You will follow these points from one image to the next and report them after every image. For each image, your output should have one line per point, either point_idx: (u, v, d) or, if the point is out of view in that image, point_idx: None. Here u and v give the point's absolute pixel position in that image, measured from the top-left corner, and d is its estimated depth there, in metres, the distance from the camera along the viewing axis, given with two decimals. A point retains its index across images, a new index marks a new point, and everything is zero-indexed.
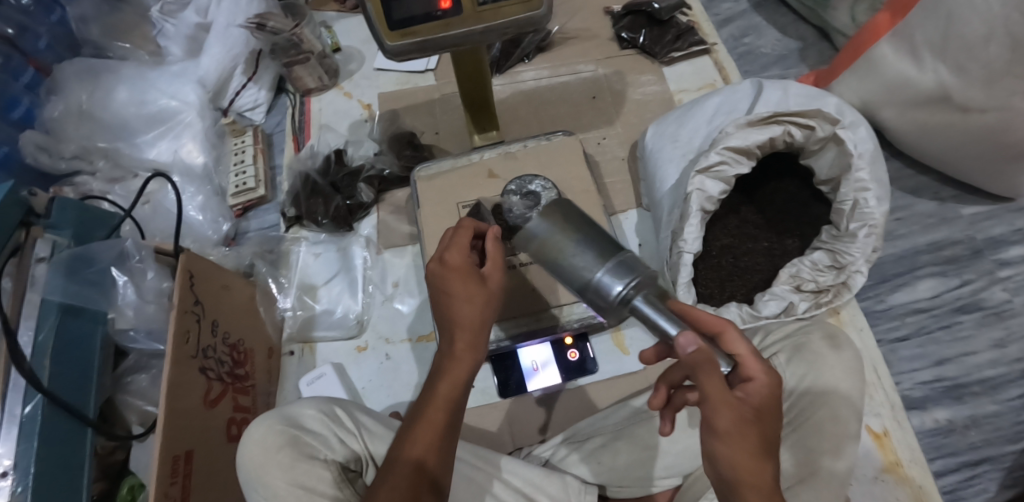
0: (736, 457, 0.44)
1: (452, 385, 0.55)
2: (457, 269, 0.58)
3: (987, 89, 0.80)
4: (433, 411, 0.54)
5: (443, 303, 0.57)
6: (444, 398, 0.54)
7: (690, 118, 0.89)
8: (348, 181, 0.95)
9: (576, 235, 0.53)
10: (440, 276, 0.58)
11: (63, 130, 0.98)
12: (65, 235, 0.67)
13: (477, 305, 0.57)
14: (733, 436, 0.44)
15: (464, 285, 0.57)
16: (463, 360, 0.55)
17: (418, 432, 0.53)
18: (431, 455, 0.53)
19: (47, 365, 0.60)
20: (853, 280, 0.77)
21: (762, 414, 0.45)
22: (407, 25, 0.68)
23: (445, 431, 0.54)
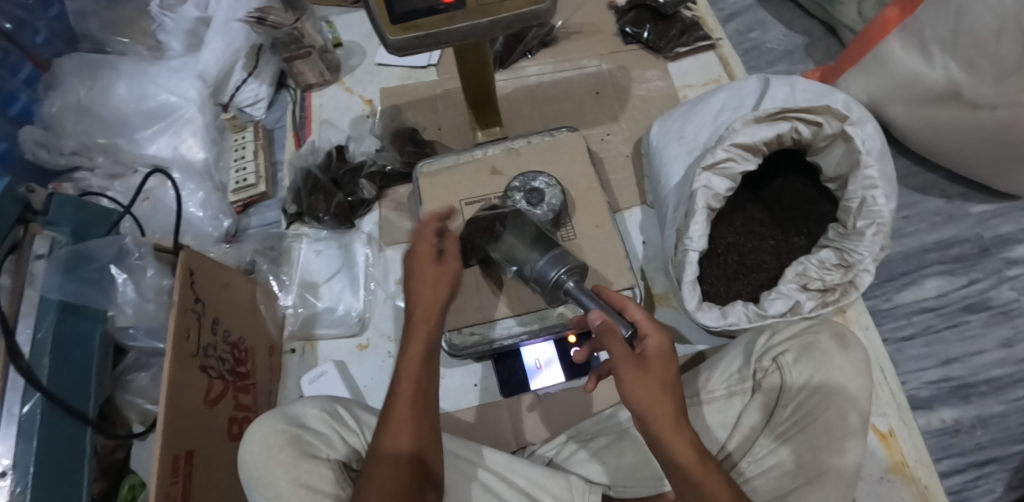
0: (642, 398, 0.50)
1: (414, 360, 0.56)
2: (420, 253, 0.61)
3: (997, 85, 0.79)
4: (401, 390, 0.55)
5: (407, 287, 0.60)
6: (410, 375, 0.55)
7: (697, 114, 0.88)
8: (350, 177, 0.93)
9: (528, 235, 0.66)
10: (407, 263, 0.61)
11: (61, 125, 0.96)
12: (63, 232, 0.66)
13: (431, 289, 0.59)
14: (634, 381, 0.50)
15: (423, 264, 0.60)
16: (420, 334, 0.57)
17: (394, 417, 0.54)
18: (413, 437, 0.54)
19: (46, 363, 0.59)
20: (861, 279, 0.76)
21: (665, 364, 0.51)
22: (410, 19, 0.67)
23: (419, 408, 0.55)
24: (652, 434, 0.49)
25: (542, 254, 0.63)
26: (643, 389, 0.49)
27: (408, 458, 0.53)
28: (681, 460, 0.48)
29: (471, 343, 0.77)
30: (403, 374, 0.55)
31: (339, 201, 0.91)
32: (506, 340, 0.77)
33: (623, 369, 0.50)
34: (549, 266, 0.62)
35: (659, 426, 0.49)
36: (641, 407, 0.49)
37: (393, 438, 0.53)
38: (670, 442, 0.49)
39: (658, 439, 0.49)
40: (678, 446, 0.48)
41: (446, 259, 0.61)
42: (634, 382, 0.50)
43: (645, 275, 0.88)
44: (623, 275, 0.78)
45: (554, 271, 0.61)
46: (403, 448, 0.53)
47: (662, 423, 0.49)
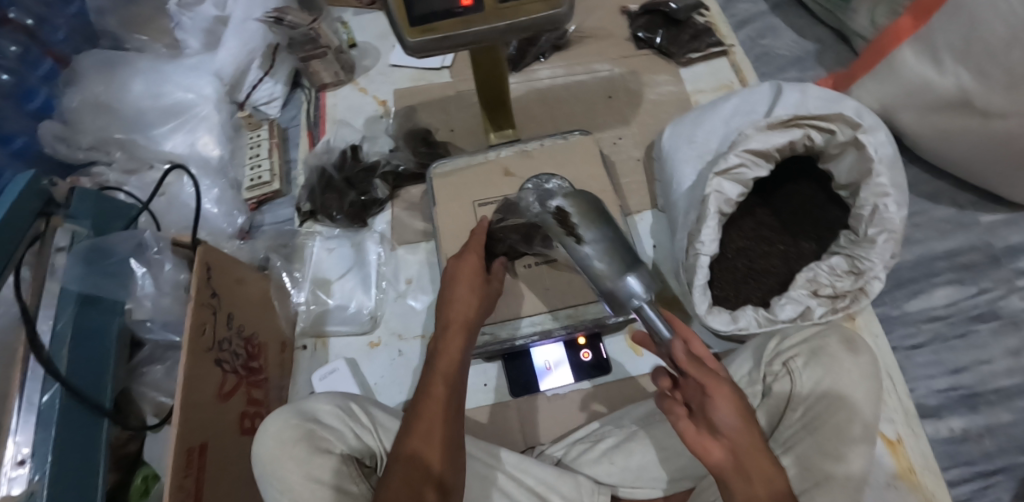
0: (734, 420, 0.50)
1: (450, 362, 0.59)
2: (467, 263, 0.66)
3: (1009, 95, 0.79)
4: (434, 389, 0.57)
5: (450, 294, 0.64)
6: (445, 375, 0.58)
7: (708, 118, 0.88)
8: (364, 176, 0.94)
9: (597, 227, 0.57)
10: (454, 268, 0.66)
11: (80, 121, 0.97)
12: (84, 224, 0.67)
13: (475, 299, 0.64)
14: (733, 405, 0.50)
15: (472, 273, 0.65)
16: (456, 340, 0.60)
17: (419, 423, 0.55)
18: (440, 437, 0.55)
19: (65, 354, 0.60)
20: (871, 286, 0.75)
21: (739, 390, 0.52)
22: (428, 21, 0.68)
23: (450, 410, 0.57)
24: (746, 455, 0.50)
25: (622, 270, 0.54)
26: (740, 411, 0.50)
27: (436, 457, 0.54)
28: (769, 475, 0.50)
29: (484, 343, 0.77)
30: (437, 375, 0.58)
31: (353, 200, 0.93)
32: (517, 340, 0.78)
33: (718, 392, 0.49)
34: (636, 287, 0.53)
35: (752, 445, 0.50)
36: (737, 426, 0.49)
37: (422, 436, 0.55)
38: (760, 458, 0.50)
39: (751, 459, 0.50)
40: (764, 459, 0.50)
41: (491, 279, 0.68)
42: (733, 403, 0.49)
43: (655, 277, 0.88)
44: None
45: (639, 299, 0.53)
46: (431, 447, 0.54)
47: (750, 441, 0.50)
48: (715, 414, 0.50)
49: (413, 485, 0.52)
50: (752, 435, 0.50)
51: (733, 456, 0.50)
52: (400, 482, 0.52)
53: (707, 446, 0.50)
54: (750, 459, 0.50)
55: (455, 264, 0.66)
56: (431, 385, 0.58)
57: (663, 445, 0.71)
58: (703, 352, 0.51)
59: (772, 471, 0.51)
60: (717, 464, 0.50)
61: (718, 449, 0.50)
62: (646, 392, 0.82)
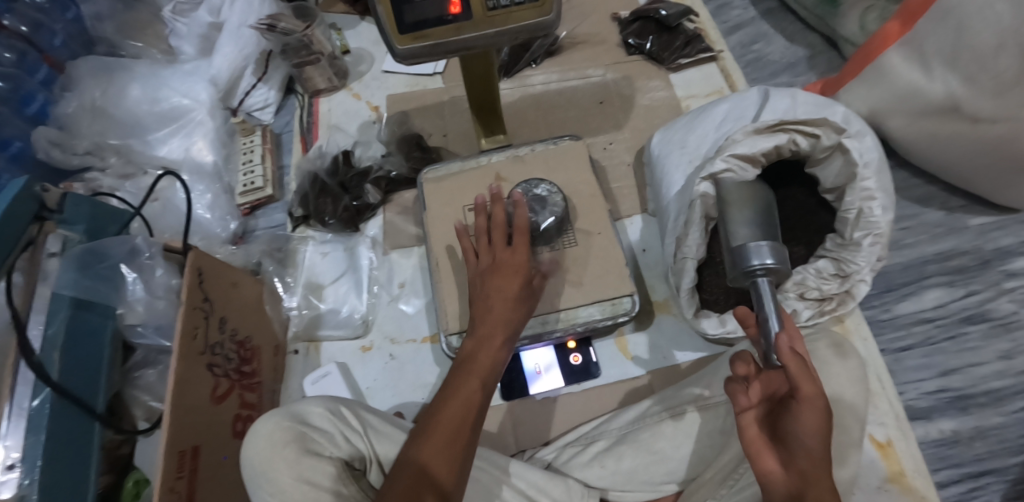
0: (811, 433, 0.51)
1: (485, 362, 0.59)
2: (501, 261, 0.65)
3: (997, 99, 0.80)
4: (465, 391, 0.57)
5: (488, 294, 0.63)
6: (479, 376, 0.58)
7: (698, 124, 0.89)
8: (357, 181, 0.95)
9: (748, 208, 0.69)
10: (493, 269, 0.65)
11: (76, 126, 0.98)
12: (77, 230, 0.68)
13: (514, 300, 0.63)
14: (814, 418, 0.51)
15: (508, 276, 0.64)
16: (492, 345, 0.60)
17: (433, 433, 0.55)
18: (456, 449, 0.54)
19: (57, 359, 0.60)
20: (858, 288, 0.77)
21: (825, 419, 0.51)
22: (420, 28, 0.69)
23: (469, 418, 0.56)
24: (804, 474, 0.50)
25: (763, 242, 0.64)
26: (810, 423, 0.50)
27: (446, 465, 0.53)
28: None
29: None
30: (460, 385, 0.58)
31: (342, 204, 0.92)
32: None
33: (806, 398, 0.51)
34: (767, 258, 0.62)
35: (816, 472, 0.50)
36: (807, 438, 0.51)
37: (437, 439, 0.54)
38: (823, 487, 0.49)
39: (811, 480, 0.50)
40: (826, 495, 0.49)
41: (529, 286, 0.66)
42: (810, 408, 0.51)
43: (646, 282, 0.89)
44: (624, 282, 0.78)
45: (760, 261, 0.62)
46: (439, 456, 0.54)
47: (817, 468, 0.50)
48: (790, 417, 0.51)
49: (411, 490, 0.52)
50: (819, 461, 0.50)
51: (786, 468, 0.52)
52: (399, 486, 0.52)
53: (765, 453, 0.53)
54: (811, 484, 0.50)
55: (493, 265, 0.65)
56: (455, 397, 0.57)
57: (653, 448, 0.71)
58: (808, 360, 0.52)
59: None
60: (769, 474, 0.52)
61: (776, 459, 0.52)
62: (636, 394, 0.82)
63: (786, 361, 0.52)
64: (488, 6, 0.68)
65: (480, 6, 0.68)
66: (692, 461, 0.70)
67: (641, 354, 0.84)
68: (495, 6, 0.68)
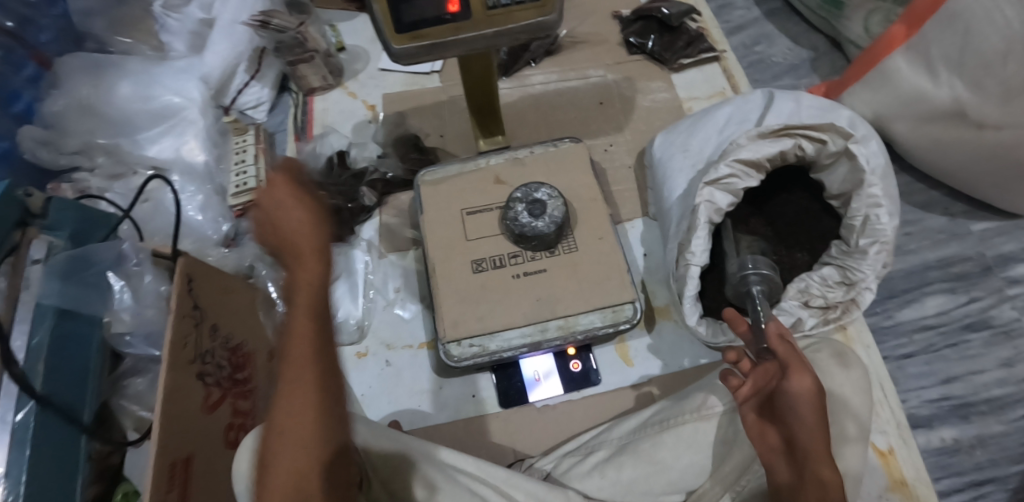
0: (807, 411, 0.56)
1: (309, 295, 0.50)
2: (275, 185, 0.52)
3: (1004, 106, 0.79)
4: (296, 342, 0.50)
5: (270, 226, 0.51)
6: (305, 318, 0.50)
7: (701, 127, 0.87)
8: (352, 183, 0.93)
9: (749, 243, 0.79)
10: (266, 196, 0.51)
11: (64, 124, 0.95)
12: (61, 237, 0.66)
13: (306, 214, 0.51)
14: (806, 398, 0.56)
15: (292, 221, 0.50)
16: (308, 271, 0.50)
17: (286, 403, 0.49)
18: (313, 413, 0.49)
19: (41, 369, 0.58)
20: (863, 297, 0.75)
21: (820, 396, 0.56)
22: (417, 28, 0.67)
23: (319, 366, 0.50)
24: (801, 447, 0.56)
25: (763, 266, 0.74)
26: (807, 400, 0.56)
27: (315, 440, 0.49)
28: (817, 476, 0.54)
29: (471, 354, 0.75)
30: (288, 361, 0.50)
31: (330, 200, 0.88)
32: (506, 353, 0.76)
33: (798, 377, 0.57)
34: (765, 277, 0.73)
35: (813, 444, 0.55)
36: (804, 414, 0.56)
37: (289, 432, 0.49)
38: (823, 462, 0.55)
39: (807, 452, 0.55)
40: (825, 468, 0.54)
41: (314, 196, 0.52)
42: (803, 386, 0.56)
43: (647, 287, 0.88)
44: (626, 289, 0.77)
45: (755, 269, 0.73)
46: (301, 438, 0.49)
47: (817, 441, 0.55)
48: (784, 397, 0.57)
49: (290, 484, 0.48)
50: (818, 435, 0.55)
51: (785, 444, 0.57)
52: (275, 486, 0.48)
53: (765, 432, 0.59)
54: (808, 456, 0.55)
55: (273, 215, 0.51)
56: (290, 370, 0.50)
57: (655, 459, 0.69)
58: (796, 345, 0.60)
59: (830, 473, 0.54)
60: (769, 451, 0.58)
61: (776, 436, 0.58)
62: (637, 403, 0.81)
63: (774, 345, 0.60)
64: (488, 5, 0.66)
65: (479, 6, 0.66)
66: (695, 471, 0.68)
67: (642, 361, 0.83)
68: (495, 6, 0.66)
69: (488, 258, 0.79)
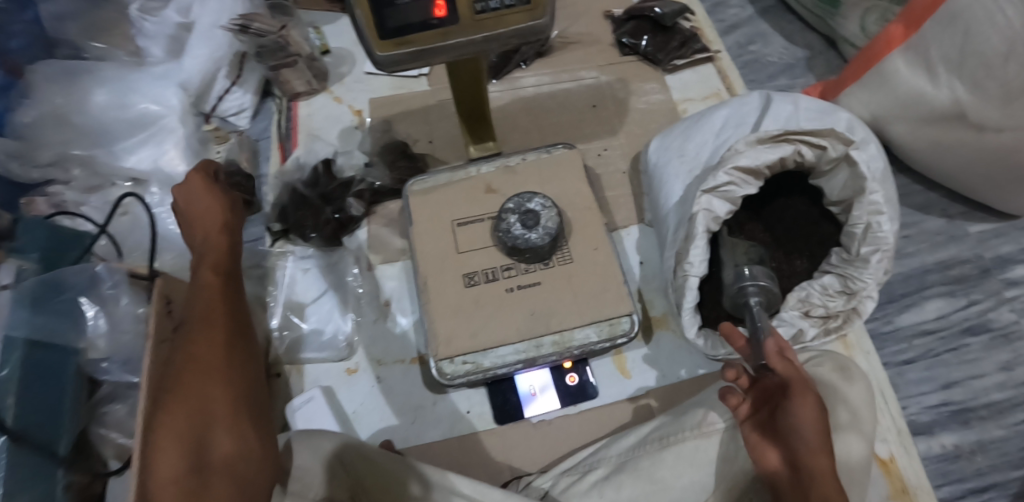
0: (810, 428, 0.55)
1: (220, 259, 0.68)
2: (201, 195, 0.70)
3: (1005, 108, 0.77)
4: (209, 298, 0.64)
5: (188, 216, 0.70)
6: (215, 277, 0.66)
7: (697, 131, 0.85)
8: (339, 193, 0.90)
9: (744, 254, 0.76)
10: (185, 198, 0.70)
11: (37, 136, 0.91)
12: (31, 259, 0.65)
13: (217, 199, 0.71)
14: (810, 416, 0.55)
15: (206, 209, 0.70)
16: (216, 248, 0.68)
17: (194, 347, 0.59)
18: (220, 356, 0.59)
19: (11, 403, 0.56)
20: (864, 305, 0.74)
21: (822, 413, 0.55)
22: (401, 34, 0.64)
23: (224, 320, 0.62)
24: (806, 465, 0.54)
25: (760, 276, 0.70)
26: (809, 418, 0.55)
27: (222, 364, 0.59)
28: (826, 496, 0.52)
29: (464, 372, 0.73)
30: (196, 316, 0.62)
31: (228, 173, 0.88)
32: (501, 370, 0.73)
33: (799, 395, 0.56)
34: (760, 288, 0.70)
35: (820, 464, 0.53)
36: (807, 431, 0.55)
37: (194, 361, 0.57)
38: (829, 483, 0.53)
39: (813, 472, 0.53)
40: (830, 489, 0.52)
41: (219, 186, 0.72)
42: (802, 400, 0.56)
43: (643, 296, 0.86)
44: (622, 301, 0.75)
45: (753, 281, 0.70)
46: (208, 369, 0.58)
47: (821, 461, 0.54)
48: (786, 413, 0.56)
49: (190, 399, 0.55)
50: (824, 455, 0.54)
51: (790, 464, 0.56)
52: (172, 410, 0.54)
53: (766, 451, 0.58)
54: (813, 477, 0.53)
55: (188, 208, 0.70)
56: (204, 318, 0.62)
57: (655, 477, 0.67)
58: (796, 362, 0.59)
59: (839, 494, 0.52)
60: (773, 471, 0.57)
61: (776, 455, 0.57)
62: (635, 416, 0.79)
63: (773, 361, 0.58)
64: (475, 10, 0.63)
65: (467, 10, 0.63)
66: (695, 490, 0.66)
67: (639, 372, 0.81)
68: (483, 10, 0.64)
69: (480, 271, 0.77)
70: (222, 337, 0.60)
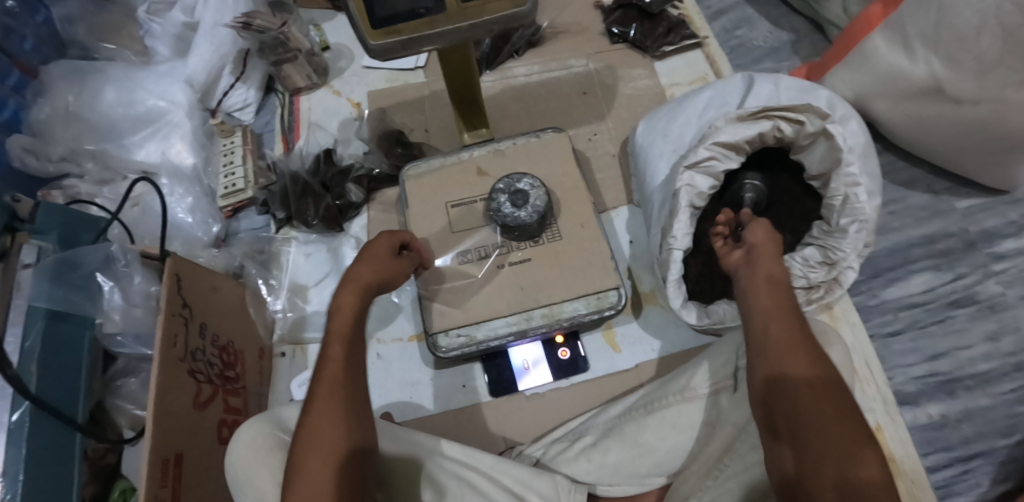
0: (761, 237, 0.68)
1: (344, 321, 0.57)
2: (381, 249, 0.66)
3: (980, 80, 0.79)
4: (335, 327, 0.57)
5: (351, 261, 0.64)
6: (338, 334, 0.57)
7: (681, 112, 0.88)
8: (339, 180, 0.94)
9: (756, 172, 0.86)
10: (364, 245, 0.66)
11: (51, 132, 0.96)
12: (50, 240, 0.68)
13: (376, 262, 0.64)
14: (765, 243, 0.67)
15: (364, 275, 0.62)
16: (348, 302, 0.59)
17: (319, 394, 0.53)
18: (348, 418, 0.53)
19: (34, 370, 0.60)
20: (845, 276, 0.77)
21: (777, 241, 0.68)
22: (391, 23, 0.68)
23: (350, 384, 0.54)
24: (758, 251, 0.66)
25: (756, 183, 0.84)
26: (763, 242, 0.67)
27: (333, 444, 0.51)
28: (815, 453, 0.50)
29: (458, 344, 0.76)
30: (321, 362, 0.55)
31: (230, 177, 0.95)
32: (493, 342, 0.77)
33: (756, 225, 0.70)
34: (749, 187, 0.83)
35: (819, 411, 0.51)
36: (758, 239, 0.68)
37: (325, 400, 0.53)
38: (800, 364, 0.54)
39: (807, 425, 0.51)
40: (810, 376, 0.53)
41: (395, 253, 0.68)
42: (780, 333, 0.57)
43: (632, 273, 0.89)
44: (609, 275, 0.78)
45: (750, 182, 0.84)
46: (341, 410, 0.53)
47: (785, 326, 0.57)
48: (751, 236, 0.69)
49: (322, 444, 0.51)
50: (814, 397, 0.52)
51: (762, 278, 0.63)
52: (309, 449, 0.51)
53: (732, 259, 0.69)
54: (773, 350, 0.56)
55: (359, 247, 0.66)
56: (324, 390, 0.53)
57: (640, 442, 0.69)
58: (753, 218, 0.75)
59: (837, 444, 0.50)
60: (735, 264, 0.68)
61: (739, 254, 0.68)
62: (622, 388, 0.82)
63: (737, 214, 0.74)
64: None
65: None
66: (678, 453, 0.68)
67: (628, 346, 0.84)
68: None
69: (473, 249, 0.80)
70: (351, 378, 0.55)
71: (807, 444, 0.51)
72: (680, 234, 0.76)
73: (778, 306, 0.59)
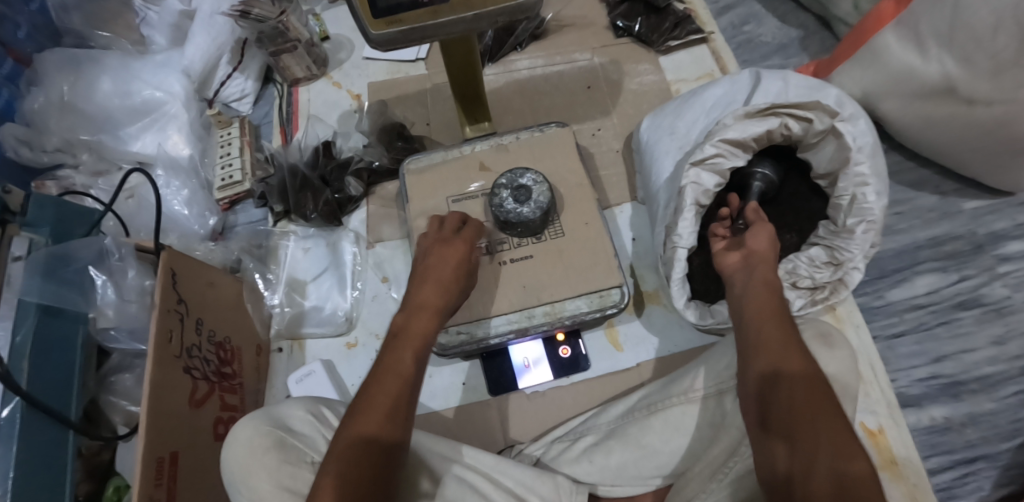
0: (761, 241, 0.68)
1: (414, 333, 0.60)
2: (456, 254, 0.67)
3: (995, 81, 0.78)
4: (405, 337, 0.60)
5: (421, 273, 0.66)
6: (409, 344, 0.59)
7: (688, 108, 0.87)
8: (338, 173, 0.92)
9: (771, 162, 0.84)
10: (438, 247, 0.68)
11: (44, 122, 0.94)
12: (43, 233, 0.66)
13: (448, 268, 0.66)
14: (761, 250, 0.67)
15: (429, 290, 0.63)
16: (421, 317, 0.61)
17: (371, 398, 0.55)
18: (389, 419, 0.54)
19: (25, 367, 0.59)
20: (851, 276, 0.75)
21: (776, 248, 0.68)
22: (394, 13, 0.66)
23: (403, 393, 0.56)
24: (756, 257, 0.66)
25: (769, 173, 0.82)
26: (762, 250, 0.67)
27: (372, 443, 0.52)
28: (812, 447, 0.50)
29: (459, 342, 0.75)
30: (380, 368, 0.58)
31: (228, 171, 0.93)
32: (492, 340, 0.76)
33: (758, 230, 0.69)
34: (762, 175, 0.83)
35: (812, 404, 0.51)
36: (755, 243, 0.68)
37: (375, 403, 0.55)
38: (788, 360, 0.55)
39: (800, 419, 0.51)
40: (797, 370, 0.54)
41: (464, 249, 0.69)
42: (772, 332, 0.57)
43: (635, 272, 0.87)
44: (612, 274, 0.77)
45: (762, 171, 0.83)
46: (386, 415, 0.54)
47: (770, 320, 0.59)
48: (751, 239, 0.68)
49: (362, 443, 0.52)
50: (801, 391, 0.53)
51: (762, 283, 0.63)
52: (353, 451, 0.52)
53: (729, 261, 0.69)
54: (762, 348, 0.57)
55: (431, 252, 0.67)
56: (373, 395, 0.55)
57: (643, 443, 0.69)
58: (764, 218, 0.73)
59: (831, 439, 0.50)
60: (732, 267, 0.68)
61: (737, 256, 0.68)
62: (624, 388, 0.81)
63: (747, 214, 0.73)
64: None
65: None
66: (682, 456, 0.67)
67: (631, 346, 0.83)
68: None
69: None
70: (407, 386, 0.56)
71: (798, 438, 0.51)
72: (683, 233, 0.75)
73: (772, 307, 0.60)
